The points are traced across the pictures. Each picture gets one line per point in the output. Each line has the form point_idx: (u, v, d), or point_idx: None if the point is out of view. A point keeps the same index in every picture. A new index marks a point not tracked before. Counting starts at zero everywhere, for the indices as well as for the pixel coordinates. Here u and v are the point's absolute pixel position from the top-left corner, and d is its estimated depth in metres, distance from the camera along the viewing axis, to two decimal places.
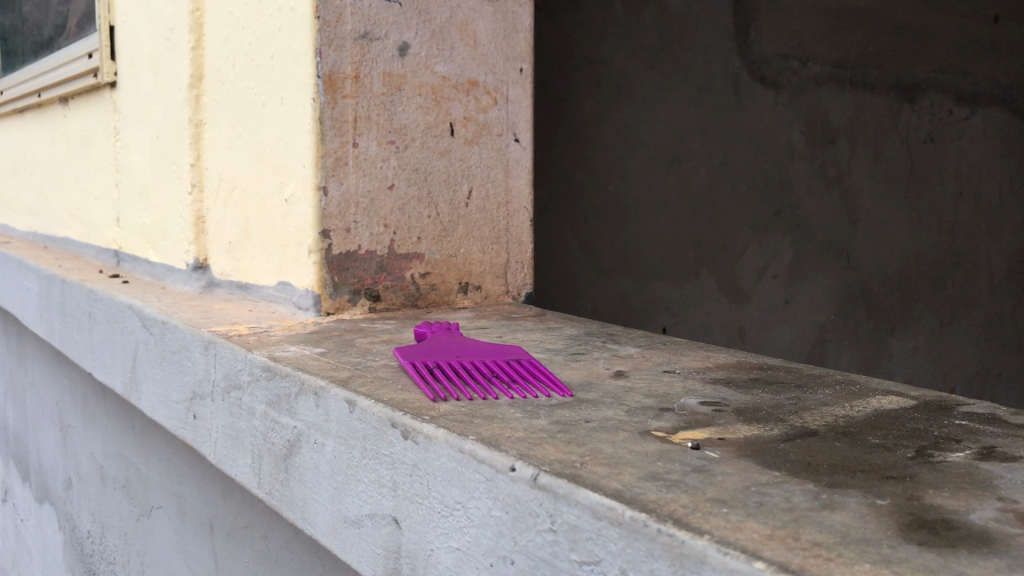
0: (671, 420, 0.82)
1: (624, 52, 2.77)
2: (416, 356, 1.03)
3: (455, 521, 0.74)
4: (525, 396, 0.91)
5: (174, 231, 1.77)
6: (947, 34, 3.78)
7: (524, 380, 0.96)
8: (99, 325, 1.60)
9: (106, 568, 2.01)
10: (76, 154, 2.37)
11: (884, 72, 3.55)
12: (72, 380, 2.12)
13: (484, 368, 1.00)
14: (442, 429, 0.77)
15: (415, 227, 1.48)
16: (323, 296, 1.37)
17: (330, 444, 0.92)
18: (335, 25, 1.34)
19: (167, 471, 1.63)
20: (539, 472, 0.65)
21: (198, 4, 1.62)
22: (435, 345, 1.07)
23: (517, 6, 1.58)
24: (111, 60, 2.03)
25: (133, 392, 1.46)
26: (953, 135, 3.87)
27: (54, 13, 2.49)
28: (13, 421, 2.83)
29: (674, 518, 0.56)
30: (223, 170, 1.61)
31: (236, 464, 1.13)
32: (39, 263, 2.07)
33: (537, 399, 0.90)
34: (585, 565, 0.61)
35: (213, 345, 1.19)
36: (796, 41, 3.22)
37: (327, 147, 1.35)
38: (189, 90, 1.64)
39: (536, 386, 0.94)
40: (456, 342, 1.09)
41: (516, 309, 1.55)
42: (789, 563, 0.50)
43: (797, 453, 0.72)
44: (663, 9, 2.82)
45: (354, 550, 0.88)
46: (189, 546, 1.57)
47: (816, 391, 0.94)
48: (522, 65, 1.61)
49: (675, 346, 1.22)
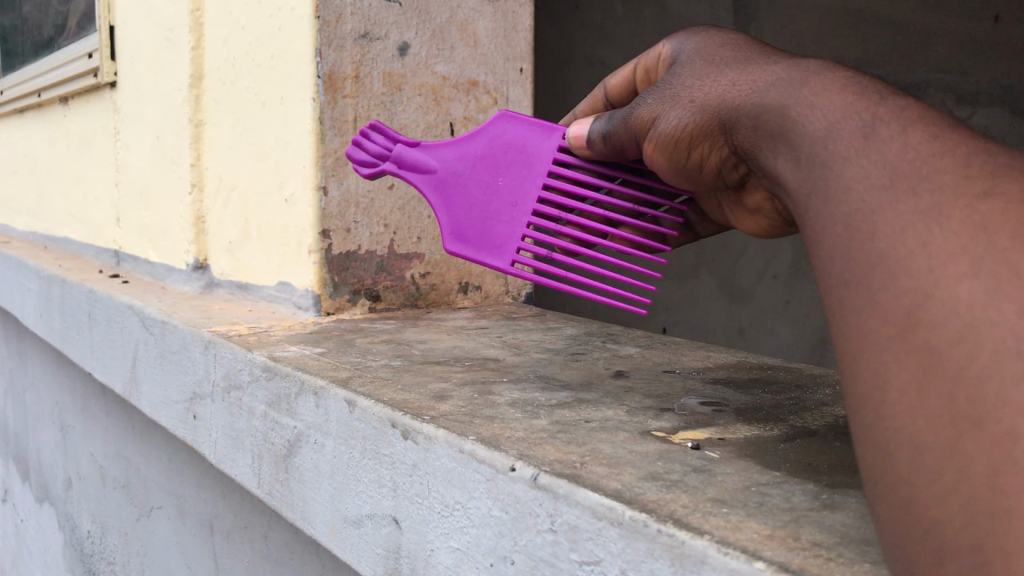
0: (672, 420, 0.81)
1: (624, 53, 2.92)
2: (495, 252, 1.01)
3: (455, 521, 0.74)
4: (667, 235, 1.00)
5: (174, 231, 1.77)
6: (948, 33, 3.76)
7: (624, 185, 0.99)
8: (99, 326, 1.60)
9: (106, 567, 2.01)
10: (76, 155, 2.36)
11: (884, 72, 3.59)
12: (72, 380, 2.12)
13: (550, 196, 1.00)
14: (442, 429, 0.76)
15: (415, 228, 1.49)
16: (323, 295, 1.36)
17: (330, 444, 0.92)
18: (335, 25, 1.34)
19: (167, 470, 1.63)
20: (539, 473, 0.65)
21: (198, 5, 1.62)
22: (457, 199, 1.04)
23: (517, 6, 1.59)
24: (111, 60, 2.03)
25: (133, 392, 1.45)
26: None
27: (54, 13, 2.50)
28: (13, 421, 2.83)
29: (674, 518, 0.56)
30: (223, 170, 1.61)
31: (235, 464, 1.13)
32: (39, 263, 2.07)
33: (694, 228, 0.99)
34: (585, 565, 0.61)
35: (213, 345, 1.19)
36: (796, 41, 3.27)
37: (327, 147, 1.34)
38: (189, 90, 1.64)
39: (649, 187, 0.99)
40: (452, 160, 1.05)
41: (516, 309, 1.56)
42: (789, 564, 0.50)
43: (797, 453, 0.72)
44: (663, 8, 2.95)
45: (354, 551, 0.88)
46: (189, 546, 1.57)
47: (815, 391, 0.94)
48: (522, 65, 1.62)
49: (675, 346, 1.22)
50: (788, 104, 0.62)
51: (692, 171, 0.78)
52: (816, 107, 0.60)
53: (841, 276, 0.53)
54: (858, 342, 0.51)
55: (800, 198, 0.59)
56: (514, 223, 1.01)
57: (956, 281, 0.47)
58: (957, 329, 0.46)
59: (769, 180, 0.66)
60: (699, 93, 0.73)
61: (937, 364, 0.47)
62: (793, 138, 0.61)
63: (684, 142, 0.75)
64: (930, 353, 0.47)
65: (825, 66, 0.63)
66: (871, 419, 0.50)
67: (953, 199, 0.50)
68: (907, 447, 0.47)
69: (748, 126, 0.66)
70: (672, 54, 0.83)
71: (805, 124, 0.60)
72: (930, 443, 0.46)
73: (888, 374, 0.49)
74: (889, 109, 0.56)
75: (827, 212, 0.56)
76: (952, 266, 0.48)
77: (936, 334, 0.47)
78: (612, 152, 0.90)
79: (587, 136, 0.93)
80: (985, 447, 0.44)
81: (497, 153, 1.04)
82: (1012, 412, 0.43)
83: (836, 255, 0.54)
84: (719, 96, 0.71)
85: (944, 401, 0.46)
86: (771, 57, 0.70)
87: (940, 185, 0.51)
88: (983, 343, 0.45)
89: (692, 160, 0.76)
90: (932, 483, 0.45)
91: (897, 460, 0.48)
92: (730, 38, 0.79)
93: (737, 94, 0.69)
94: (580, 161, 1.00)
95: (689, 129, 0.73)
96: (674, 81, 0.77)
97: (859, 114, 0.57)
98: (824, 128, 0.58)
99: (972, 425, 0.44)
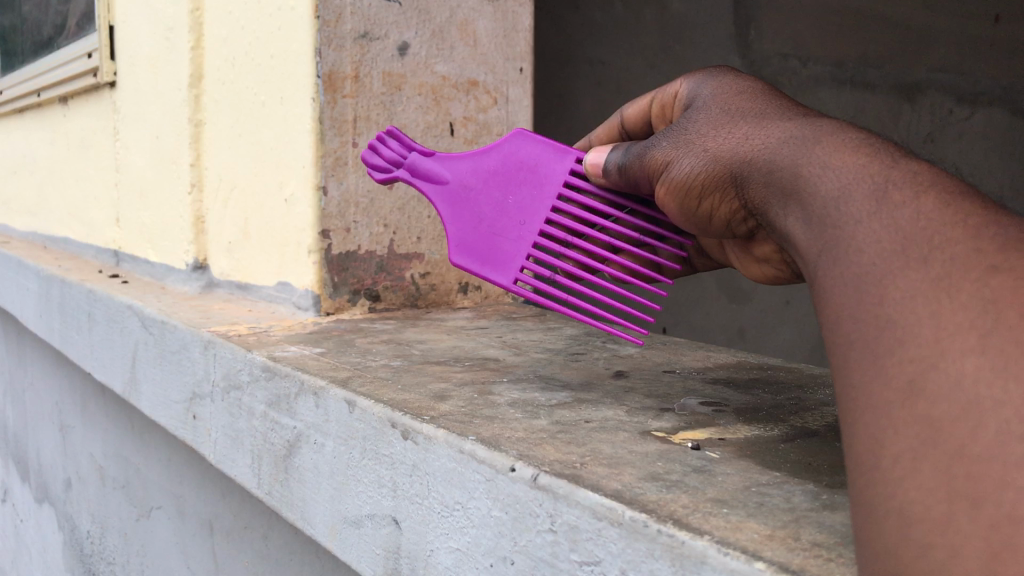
0: (672, 420, 0.81)
1: (624, 53, 2.92)
2: (500, 269, 1.01)
3: (455, 521, 0.74)
4: (664, 267, 1.00)
5: (174, 231, 1.76)
6: (947, 33, 3.78)
7: (631, 214, 1.00)
8: (99, 325, 1.60)
9: (106, 568, 2.01)
10: (76, 155, 2.36)
11: (884, 72, 3.59)
12: (72, 380, 2.12)
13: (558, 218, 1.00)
14: (442, 429, 0.76)
15: (415, 228, 1.48)
16: (323, 295, 1.36)
17: (329, 444, 0.92)
18: (335, 25, 1.33)
19: (167, 470, 1.62)
20: (539, 473, 0.65)
21: (198, 4, 1.62)
22: (466, 212, 1.04)
23: (517, 6, 1.60)
24: (111, 60, 2.03)
25: (133, 392, 1.45)
26: (953, 135, 3.90)
27: (54, 13, 2.49)
28: (13, 422, 2.82)
29: (674, 518, 0.56)
30: (223, 169, 1.61)
31: (235, 464, 1.13)
32: (39, 263, 2.07)
33: (693, 263, 0.99)
34: (585, 565, 0.61)
35: (213, 345, 1.19)
36: (796, 41, 3.28)
37: (327, 147, 1.34)
38: (189, 90, 1.64)
39: (654, 219, 0.99)
40: (465, 173, 1.05)
41: (516, 309, 1.56)
42: (789, 564, 0.50)
43: (797, 453, 0.71)
44: (664, 8, 2.95)
45: (354, 551, 0.88)
46: (189, 546, 1.57)
47: (815, 391, 0.94)
48: (522, 65, 1.62)
49: (675, 345, 1.22)
50: (803, 164, 0.62)
51: (700, 219, 0.77)
52: (829, 168, 0.59)
53: (848, 335, 0.52)
54: (860, 402, 0.50)
55: (811, 259, 0.58)
56: (521, 241, 1.01)
57: (962, 356, 0.46)
58: (950, 393, 0.45)
59: (779, 237, 0.65)
60: (712, 141, 0.73)
61: (937, 437, 0.45)
62: (806, 197, 0.60)
63: (695, 191, 0.74)
64: (932, 426, 0.45)
65: (837, 125, 0.63)
66: (863, 481, 0.48)
67: (964, 271, 0.48)
68: (898, 516, 0.45)
69: (761, 181, 0.66)
70: (689, 96, 0.82)
71: (817, 187, 0.59)
72: (922, 516, 0.44)
73: (885, 439, 0.47)
74: (901, 173, 0.55)
75: (837, 271, 0.55)
76: (960, 341, 0.46)
77: (925, 401, 0.46)
78: (626, 182, 0.89)
79: (603, 166, 0.93)
80: (981, 530, 0.42)
81: (510, 169, 1.04)
82: (1013, 497, 0.41)
83: (842, 314, 0.53)
84: (732, 148, 0.70)
85: (940, 476, 0.44)
86: (785, 111, 0.70)
87: (952, 255, 0.49)
88: (987, 423, 0.43)
89: (702, 210, 0.75)
90: (923, 559, 0.44)
91: (885, 530, 0.46)
92: (745, 84, 0.78)
93: (752, 147, 0.68)
94: (591, 187, 1.00)
95: (701, 178, 0.73)
96: (688, 126, 0.76)
97: (873, 176, 0.56)
98: (838, 190, 0.57)
99: (971, 505, 0.43)
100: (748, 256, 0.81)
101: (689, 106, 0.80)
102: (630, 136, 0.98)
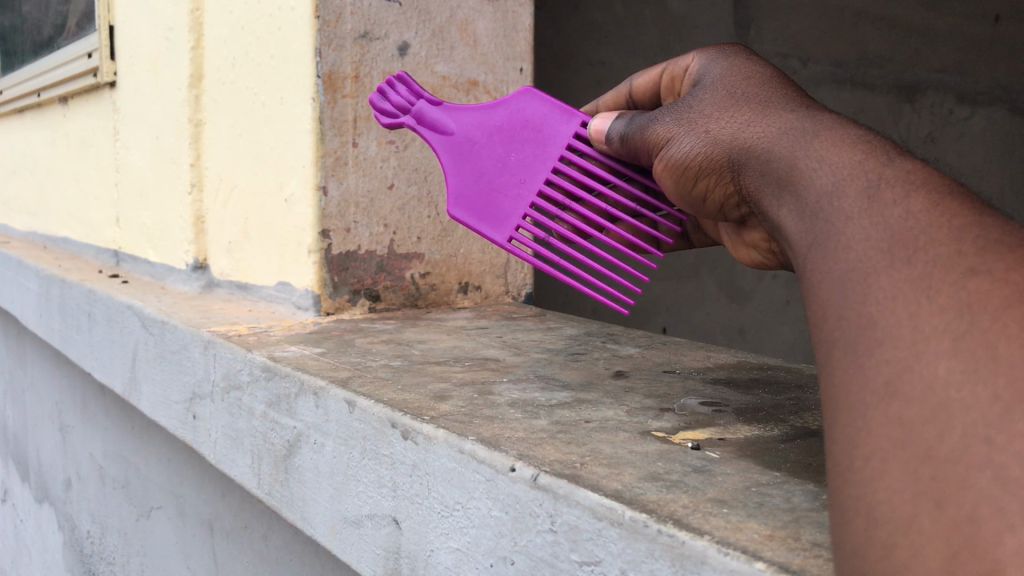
0: (671, 420, 0.81)
1: (624, 53, 2.92)
2: (496, 227, 1.02)
3: (454, 521, 0.74)
4: (660, 240, 0.99)
5: (174, 230, 1.76)
6: (947, 33, 3.80)
7: (631, 183, 0.99)
8: (99, 325, 1.60)
9: (106, 568, 2.01)
10: (76, 156, 2.36)
11: (884, 72, 3.60)
12: (72, 380, 2.12)
13: (557, 180, 1.00)
14: (442, 429, 0.76)
15: (415, 228, 1.48)
16: (323, 296, 1.36)
17: (329, 444, 0.92)
18: (335, 25, 1.34)
19: (168, 471, 1.62)
20: (539, 473, 0.65)
21: (198, 4, 1.62)
22: (468, 166, 1.04)
23: (517, 6, 1.60)
24: (111, 60, 2.03)
25: (133, 391, 1.45)
26: (953, 135, 3.91)
27: (54, 13, 2.49)
28: (13, 422, 2.82)
29: (674, 518, 0.56)
30: (223, 169, 1.61)
31: (235, 464, 1.13)
32: (39, 263, 2.06)
33: (690, 239, 0.98)
34: (584, 565, 0.61)
35: (213, 345, 1.19)
36: (797, 41, 3.28)
37: (327, 147, 1.34)
38: (189, 90, 1.64)
39: (654, 191, 0.98)
40: (471, 127, 1.05)
41: (516, 309, 1.56)
42: (789, 564, 0.50)
43: (797, 453, 0.71)
44: (663, 9, 2.96)
45: (354, 551, 0.88)
46: (189, 546, 1.57)
47: (814, 391, 0.94)
48: (522, 65, 1.62)
49: (675, 345, 1.22)
50: (803, 159, 0.61)
51: (694, 198, 0.77)
52: (825, 161, 0.59)
53: (830, 338, 0.52)
54: (841, 404, 0.50)
55: (800, 242, 0.59)
56: (519, 199, 1.01)
57: (936, 359, 0.46)
58: (925, 396, 0.45)
59: (769, 225, 0.66)
60: (714, 124, 0.72)
61: (909, 438, 0.45)
62: (800, 188, 0.60)
63: (691, 171, 0.74)
64: (904, 427, 0.45)
65: (838, 119, 0.63)
66: (840, 481, 0.48)
67: (943, 273, 0.48)
68: (865, 518, 0.45)
69: (760, 170, 0.66)
70: (700, 73, 0.82)
71: (813, 177, 0.59)
72: (889, 516, 0.44)
73: (859, 441, 0.47)
74: (895, 171, 0.55)
75: (825, 265, 0.55)
76: (934, 344, 0.46)
77: (901, 406, 0.46)
78: (628, 153, 0.89)
79: (607, 133, 0.92)
80: (944, 529, 0.42)
81: (515, 127, 1.04)
82: (977, 498, 0.41)
83: (827, 315, 0.53)
84: (735, 133, 0.70)
85: (909, 477, 0.44)
86: (791, 101, 0.69)
87: (935, 256, 0.49)
88: (955, 426, 0.43)
89: (697, 191, 0.75)
90: (886, 561, 0.44)
91: (854, 531, 0.46)
92: (757, 68, 0.77)
93: (753, 135, 0.68)
94: (594, 152, 1.00)
95: (698, 159, 0.73)
96: (694, 105, 0.76)
97: (868, 173, 0.56)
98: (831, 184, 0.57)
99: (936, 505, 0.42)
100: (739, 239, 0.80)
101: (697, 85, 0.80)
102: (637, 105, 0.99)
